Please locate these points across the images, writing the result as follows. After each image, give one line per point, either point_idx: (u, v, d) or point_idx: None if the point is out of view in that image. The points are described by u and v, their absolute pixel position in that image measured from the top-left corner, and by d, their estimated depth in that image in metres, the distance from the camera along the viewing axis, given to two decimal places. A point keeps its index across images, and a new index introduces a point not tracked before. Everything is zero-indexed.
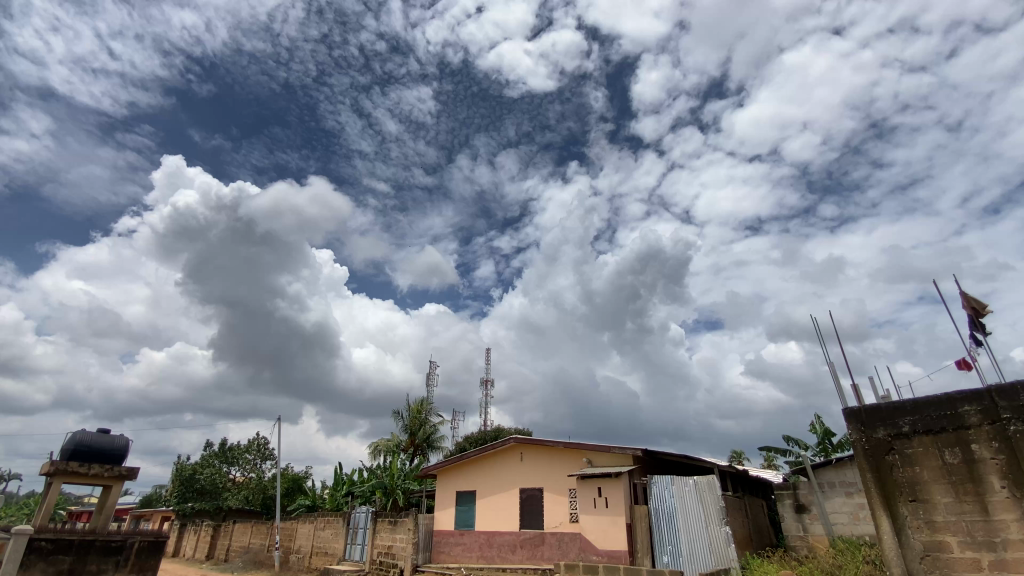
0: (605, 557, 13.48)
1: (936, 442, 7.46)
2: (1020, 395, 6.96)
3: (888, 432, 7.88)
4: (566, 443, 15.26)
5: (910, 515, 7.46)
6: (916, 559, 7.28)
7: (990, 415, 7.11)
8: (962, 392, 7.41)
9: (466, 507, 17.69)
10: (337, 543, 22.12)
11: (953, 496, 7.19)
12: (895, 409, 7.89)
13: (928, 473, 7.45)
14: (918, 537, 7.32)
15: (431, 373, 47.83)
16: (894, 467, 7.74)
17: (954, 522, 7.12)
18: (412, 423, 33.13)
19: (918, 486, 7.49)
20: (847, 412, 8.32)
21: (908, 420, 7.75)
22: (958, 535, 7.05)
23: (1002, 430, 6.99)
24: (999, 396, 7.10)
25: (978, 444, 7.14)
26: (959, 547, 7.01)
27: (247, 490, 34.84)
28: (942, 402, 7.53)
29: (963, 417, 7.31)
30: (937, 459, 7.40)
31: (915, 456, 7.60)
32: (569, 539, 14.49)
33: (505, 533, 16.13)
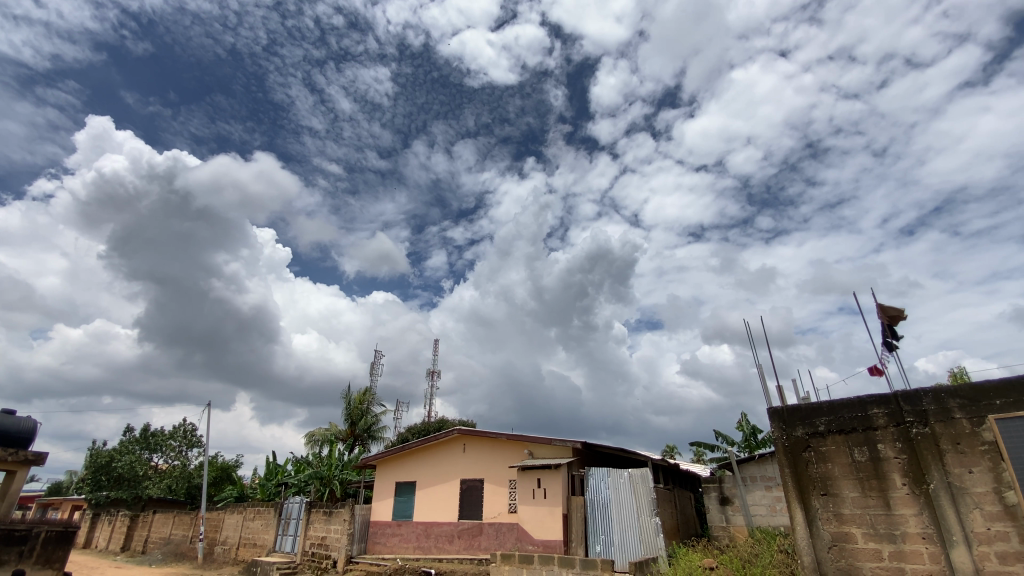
0: (541, 547, 13.83)
1: (847, 441, 8.18)
2: (923, 401, 7.71)
3: (805, 431, 8.56)
4: (509, 435, 15.47)
5: (821, 507, 8.15)
6: (824, 549, 7.96)
7: (896, 417, 7.85)
8: (872, 395, 8.15)
9: (405, 498, 17.60)
10: (267, 534, 21.42)
11: (860, 491, 7.91)
12: (814, 410, 8.57)
13: (839, 469, 8.16)
14: (828, 528, 8.00)
15: (375, 362, 47.01)
16: (809, 463, 8.42)
17: (859, 514, 7.84)
18: (353, 413, 32.44)
19: (830, 481, 8.19)
20: (771, 411, 8.96)
21: (824, 420, 8.44)
22: (862, 527, 7.77)
23: (905, 431, 7.75)
24: (904, 401, 7.85)
25: (883, 443, 7.89)
26: (862, 538, 7.73)
27: (170, 479, 32.97)
28: (855, 404, 8.26)
29: (872, 419, 8.05)
30: (847, 457, 8.12)
31: (829, 453, 8.29)
32: (506, 529, 14.75)
33: (444, 523, 16.18)
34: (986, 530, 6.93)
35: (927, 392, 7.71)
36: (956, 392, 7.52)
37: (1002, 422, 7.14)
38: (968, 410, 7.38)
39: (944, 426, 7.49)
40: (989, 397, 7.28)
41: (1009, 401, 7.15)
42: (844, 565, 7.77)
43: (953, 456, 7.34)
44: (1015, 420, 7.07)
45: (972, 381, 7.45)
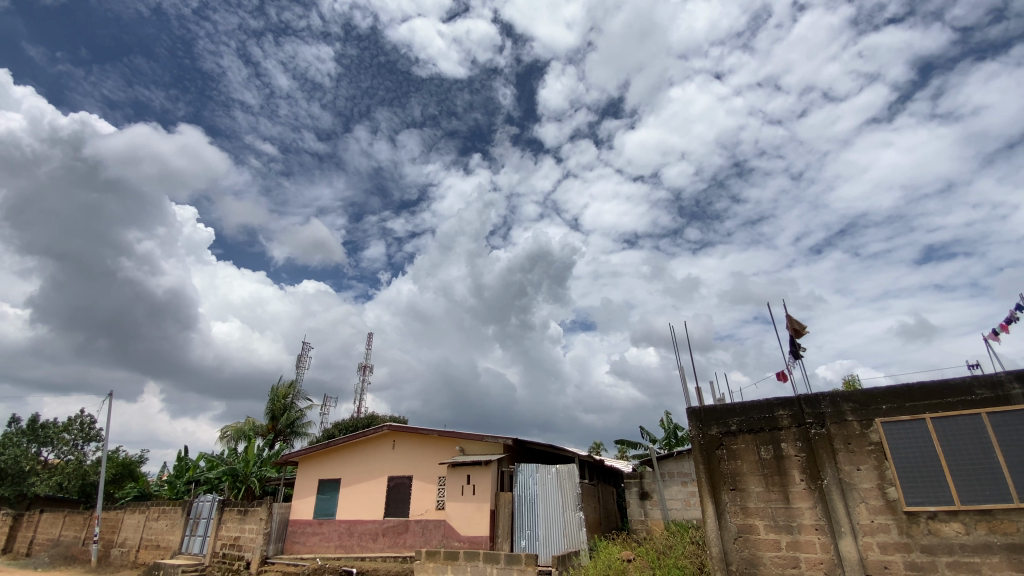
0: (467, 543, 13.92)
1: (755, 439, 8.91)
2: (821, 404, 8.54)
3: (719, 430, 9.23)
4: (440, 431, 15.43)
5: (730, 501, 8.82)
6: (731, 540, 8.62)
7: (798, 419, 8.65)
8: (779, 398, 8.93)
9: (328, 495, 17.08)
10: (173, 535, 20.02)
11: (764, 486, 8.64)
12: (727, 410, 9.26)
13: (746, 465, 8.86)
14: (735, 521, 8.68)
15: (302, 355, 45.05)
16: (721, 460, 9.09)
17: (762, 507, 8.56)
18: (275, 407, 30.94)
19: (738, 476, 8.87)
20: (689, 411, 9.59)
21: (736, 420, 9.14)
22: (765, 519, 8.49)
23: (805, 432, 8.55)
24: (806, 404, 8.66)
25: (786, 442, 8.66)
26: (764, 530, 8.44)
27: (62, 475, 29.92)
28: (764, 406, 9.01)
29: (777, 420, 8.82)
30: (755, 454, 8.84)
31: (739, 450, 8.99)
32: (433, 526, 14.70)
33: (368, 521, 15.87)
34: (870, 522, 7.78)
35: (826, 396, 8.55)
36: (850, 397, 8.40)
37: (887, 424, 8.05)
38: (859, 413, 8.26)
39: (838, 427, 8.34)
40: (876, 402, 8.20)
41: (893, 405, 8.08)
42: (747, 554, 8.45)
43: (845, 455, 8.19)
44: (897, 423, 7.99)
45: (864, 387, 8.34)
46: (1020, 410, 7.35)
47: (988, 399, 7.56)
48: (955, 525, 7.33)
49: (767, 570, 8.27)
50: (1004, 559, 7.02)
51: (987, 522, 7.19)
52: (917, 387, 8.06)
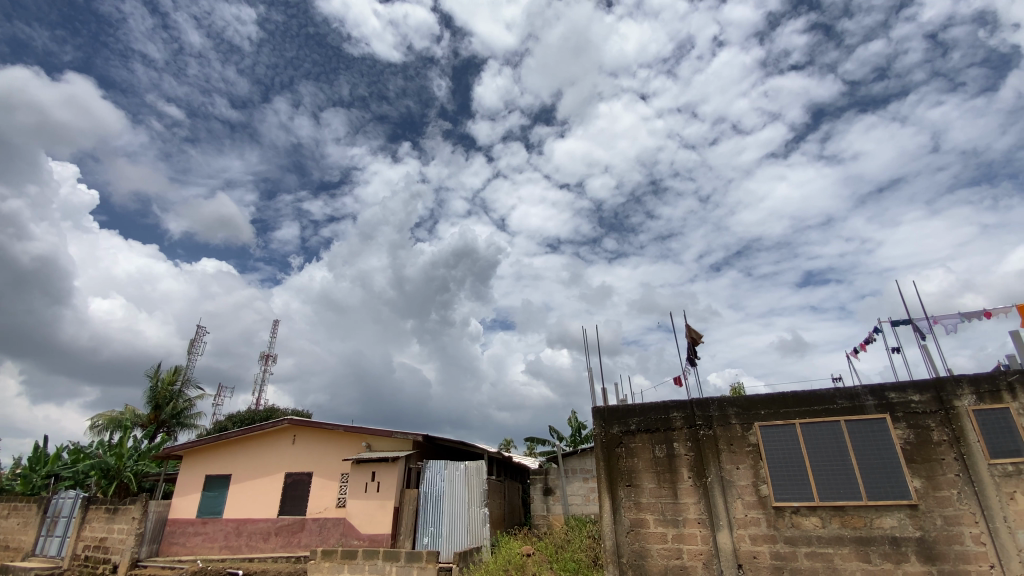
0: (367, 541, 13.62)
1: (651, 439, 9.64)
2: (710, 408, 9.42)
3: (620, 429, 9.87)
4: (347, 427, 14.98)
5: (625, 497, 9.45)
6: (624, 533, 9.24)
7: (689, 420, 9.46)
8: (675, 401, 9.70)
9: (216, 492, 15.96)
10: (24, 536, 17.68)
11: (656, 483, 9.35)
12: (628, 410, 9.92)
13: (642, 463, 9.54)
14: (628, 515, 9.31)
15: (195, 340, 41.52)
16: (619, 457, 9.72)
17: (653, 503, 9.26)
18: (159, 395, 28.21)
19: (634, 473, 9.53)
20: (594, 410, 10.16)
21: (635, 419, 9.82)
22: (655, 514, 9.19)
23: (695, 432, 9.37)
24: (697, 407, 9.50)
25: (677, 441, 9.44)
26: (654, 523, 9.14)
27: None
28: (661, 408, 9.75)
29: (672, 421, 9.59)
30: (650, 452, 9.55)
31: (636, 449, 9.66)
32: (331, 524, 14.24)
33: (260, 520, 15.04)
34: (744, 515, 8.68)
35: (715, 401, 9.44)
36: (735, 402, 9.34)
37: (764, 428, 9.05)
38: (742, 417, 9.21)
39: (723, 429, 9.24)
40: (757, 408, 9.19)
41: (770, 411, 9.10)
42: (637, 546, 9.09)
43: (727, 455, 9.09)
44: (772, 427, 9.02)
45: (748, 394, 9.32)
46: (871, 419, 8.55)
47: (846, 408, 8.73)
48: (814, 519, 8.32)
49: (653, 561, 8.95)
50: (852, 550, 8.01)
51: (840, 516, 8.23)
52: (790, 396, 9.13)
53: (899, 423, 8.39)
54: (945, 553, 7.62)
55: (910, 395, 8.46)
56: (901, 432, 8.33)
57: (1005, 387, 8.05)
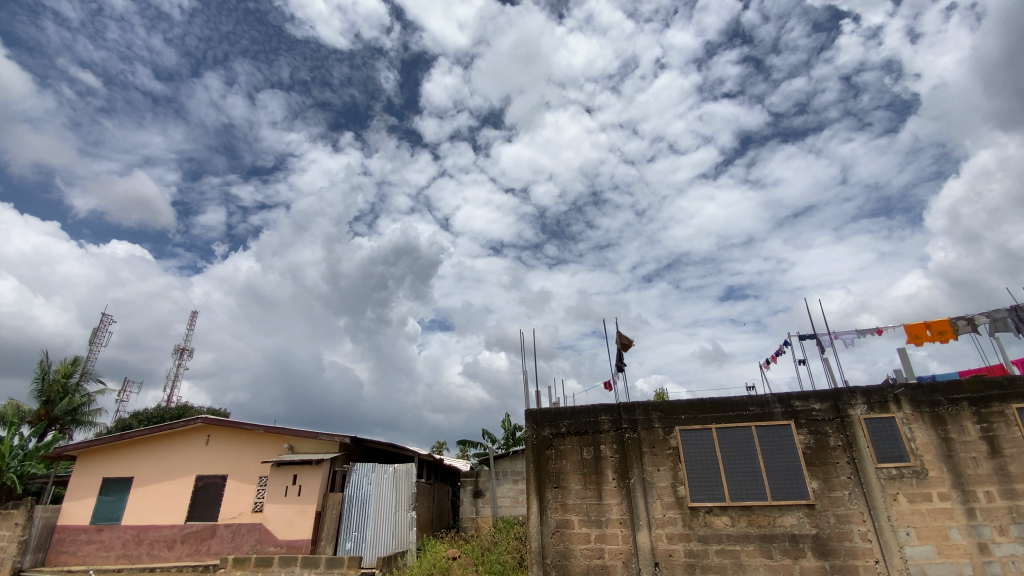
0: (285, 547, 12.99)
1: (580, 441, 9.93)
2: (636, 412, 9.85)
3: (551, 431, 10.10)
4: (268, 427, 14.25)
5: (552, 498, 9.67)
6: (549, 534, 9.44)
7: (616, 424, 9.84)
8: (603, 405, 10.05)
9: (115, 497, 14.65)
10: None
11: (582, 484, 9.64)
12: (559, 413, 10.18)
13: (570, 465, 9.81)
14: (554, 516, 9.53)
15: (99, 329, 37.92)
16: (549, 459, 9.94)
17: (579, 504, 9.54)
18: (50, 389, 25.46)
19: (562, 474, 9.78)
20: (527, 412, 10.33)
21: (565, 422, 10.09)
22: (580, 514, 9.47)
23: (620, 435, 9.76)
24: (624, 411, 9.89)
25: (604, 444, 9.79)
26: (578, 524, 9.41)
27: None
28: (590, 411, 10.07)
29: (600, 424, 9.93)
30: (578, 454, 9.83)
31: (565, 451, 9.92)
32: (246, 530, 13.47)
33: (165, 527, 13.96)
34: (662, 515, 9.13)
35: (640, 405, 9.88)
36: (659, 407, 9.82)
37: (684, 431, 9.58)
38: (664, 421, 9.70)
39: (647, 433, 9.69)
40: (678, 412, 9.71)
41: (690, 416, 9.65)
42: (561, 547, 9.32)
43: (649, 457, 9.54)
44: (691, 431, 9.57)
45: (671, 399, 9.83)
46: (778, 425, 9.28)
47: (757, 414, 9.43)
48: (725, 518, 8.90)
49: (576, 561, 9.20)
50: (757, 546, 8.64)
51: (747, 516, 8.85)
52: (708, 402, 9.74)
53: (801, 429, 9.17)
54: (837, 550, 8.39)
55: (812, 404, 9.27)
56: (803, 437, 9.11)
57: (891, 398, 9.01)
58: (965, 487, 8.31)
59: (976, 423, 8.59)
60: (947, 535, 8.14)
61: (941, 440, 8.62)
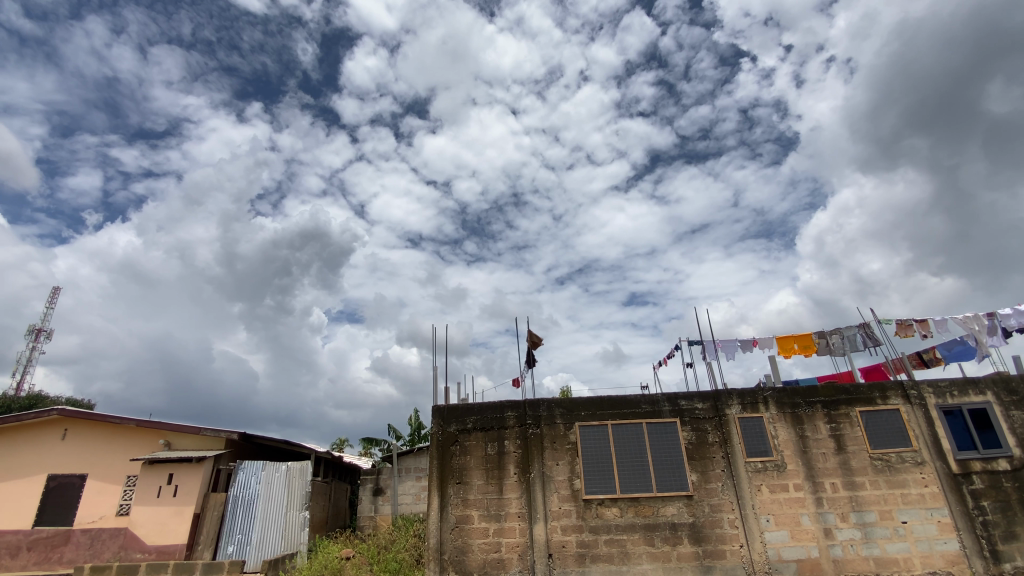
0: (154, 553, 11.81)
1: (485, 437, 10.12)
2: (540, 408, 10.23)
3: (457, 427, 10.20)
4: (141, 421, 12.90)
5: (454, 494, 9.78)
6: (448, 530, 9.54)
7: (521, 420, 10.16)
8: (510, 401, 10.33)
9: None
10: None
11: (484, 479, 9.83)
12: (466, 409, 10.32)
13: (474, 460, 9.97)
14: (455, 512, 9.65)
15: None
16: (453, 455, 10.04)
17: (479, 499, 9.72)
18: None
19: (465, 470, 9.92)
20: (434, 409, 10.37)
21: (472, 418, 10.24)
22: (480, 509, 9.66)
23: (524, 431, 10.09)
24: (529, 407, 10.24)
25: (508, 439, 10.06)
26: (478, 519, 9.59)
27: None
28: (496, 407, 10.29)
29: (505, 420, 10.19)
30: (482, 450, 10.03)
31: (470, 447, 10.07)
32: (107, 536, 12.06)
33: (5, 533, 12.16)
34: (558, 508, 9.58)
35: (545, 402, 10.29)
36: (561, 404, 10.28)
37: (583, 427, 10.12)
38: (565, 418, 10.17)
39: (549, 428, 10.10)
40: (579, 409, 10.23)
41: (589, 413, 10.21)
42: (459, 542, 9.45)
43: (550, 452, 9.95)
44: (590, 427, 10.13)
45: (573, 396, 10.33)
46: (666, 423, 10.11)
47: (648, 412, 10.19)
48: (615, 510, 9.53)
49: (473, 556, 9.38)
50: (641, 535, 9.35)
51: (634, 506, 9.55)
52: (607, 400, 10.36)
53: (685, 426, 10.07)
54: (709, 536, 9.32)
55: (696, 403, 10.21)
56: (687, 434, 10.01)
57: (761, 400, 10.18)
58: (816, 479, 9.61)
59: (827, 423, 9.96)
60: (799, 521, 9.36)
61: (799, 437, 9.89)
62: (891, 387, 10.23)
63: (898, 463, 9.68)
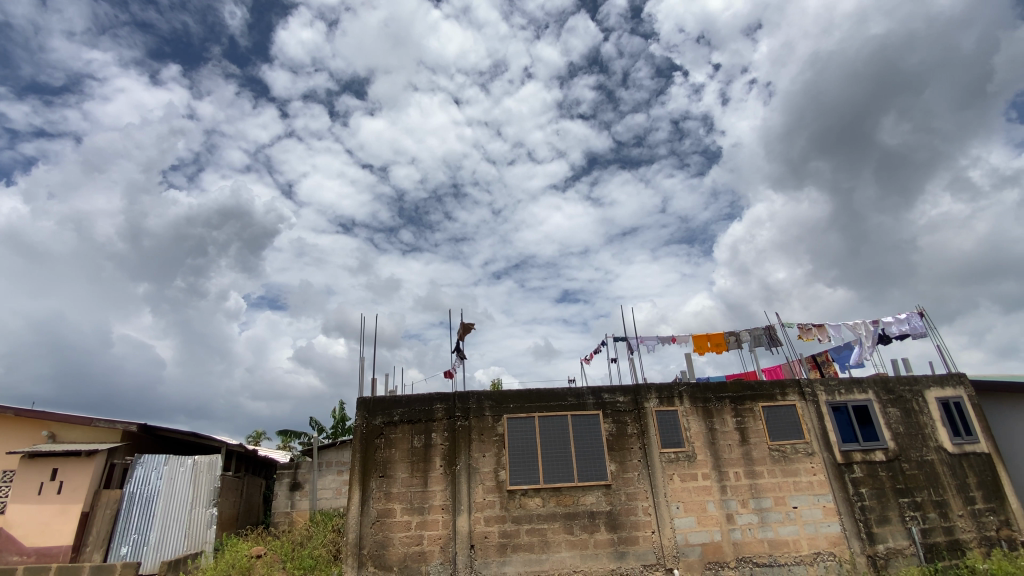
0: (34, 556, 10.69)
1: (412, 429, 10.05)
2: (469, 400, 10.30)
3: (383, 420, 10.06)
4: (21, 410, 11.59)
5: (376, 487, 9.65)
6: (369, 524, 9.42)
7: (449, 412, 10.17)
8: (439, 393, 10.31)
9: None
10: None
11: (409, 472, 9.76)
12: (393, 401, 10.17)
13: (399, 453, 9.87)
14: (376, 506, 9.53)
15: None
16: (377, 448, 9.89)
17: (403, 492, 9.65)
18: None
19: (389, 463, 9.80)
20: (360, 401, 10.16)
21: (398, 410, 10.12)
22: (403, 503, 9.59)
23: (452, 423, 10.12)
24: (458, 399, 10.28)
25: (436, 432, 10.05)
26: (400, 512, 9.52)
27: None
28: (424, 399, 10.23)
29: (433, 412, 10.16)
30: (408, 442, 9.94)
31: (395, 439, 9.95)
32: None
33: None
34: (482, 499, 9.70)
35: (474, 394, 10.36)
36: (490, 397, 10.40)
37: (510, 420, 10.30)
38: (494, 410, 10.31)
39: (477, 420, 10.19)
40: (508, 402, 10.39)
41: (517, 405, 10.41)
42: (380, 537, 9.35)
43: (477, 444, 10.05)
44: (517, 419, 10.33)
45: (502, 389, 10.48)
46: (589, 415, 10.52)
47: (573, 405, 10.55)
48: (537, 500, 9.80)
49: (394, 549, 9.30)
50: (561, 524, 9.69)
51: (556, 496, 9.87)
52: (535, 392, 10.60)
53: (607, 418, 10.53)
54: (624, 523, 9.82)
55: (618, 396, 10.71)
56: (608, 426, 10.47)
57: (677, 394, 10.84)
58: (721, 468, 10.40)
59: (734, 417, 10.80)
60: (705, 507, 10.10)
61: (708, 430, 10.66)
62: (789, 384, 11.27)
63: (792, 453, 10.69)
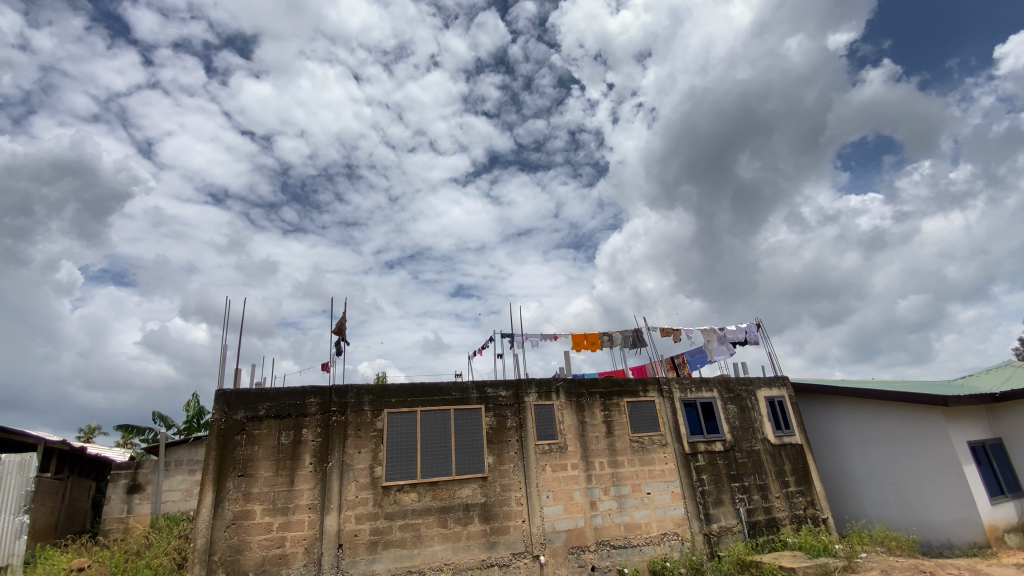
0: None
1: (279, 424, 9.43)
2: (347, 394, 9.92)
3: (245, 414, 9.32)
4: None
5: (233, 488, 8.92)
6: (222, 528, 8.69)
7: (324, 406, 9.73)
8: (314, 387, 9.81)
9: None
10: None
11: (272, 471, 9.15)
12: (259, 395, 9.46)
13: (262, 451, 9.22)
14: (232, 507, 8.82)
15: None
16: (237, 445, 9.14)
17: (264, 492, 9.02)
18: None
19: (250, 462, 9.11)
20: (219, 393, 9.31)
21: (265, 405, 9.44)
22: (264, 503, 8.98)
23: (326, 418, 9.69)
24: (335, 394, 9.86)
25: (306, 428, 9.54)
26: (260, 514, 8.91)
27: None
28: (297, 392, 9.66)
29: (306, 407, 9.65)
30: (273, 439, 9.32)
31: (259, 436, 9.27)
32: None
33: None
34: (354, 497, 9.41)
35: (353, 388, 10.01)
36: (370, 391, 10.13)
37: (390, 414, 10.12)
38: (374, 404, 10.05)
39: (355, 415, 9.87)
40: (388, 396, 10.20)
41: (399, 399, 10.26)
42: (235, 541, 8.67)
43: (353, 439, 9.74)
44: (397, 413, 10.17)
45: (383, 383, 10.25)
46: (471, 409, 10.70)
47: (456, 399, 10.67)
48: (412, 494, 9.75)
49: (250, 554, 8.68)
50: (435, 518, 9.75)
51: (432, 490, 9.91)
52: (418, 386, 10.52)
53: (487, 412, 10.80)
54: (497, 514, 10.17)
55: (499, 391, 11.04)
56: (488, 419, 10.75)
57: (554, 389, 11.46)
58: (589, 459, 11.21)
59: (602, 411, 11.69)
60: (572, 496, 10.81)
61: (580, 423, 11.41)
62: (650, 382, 12.47)
63: (649, 445, 11.85)
